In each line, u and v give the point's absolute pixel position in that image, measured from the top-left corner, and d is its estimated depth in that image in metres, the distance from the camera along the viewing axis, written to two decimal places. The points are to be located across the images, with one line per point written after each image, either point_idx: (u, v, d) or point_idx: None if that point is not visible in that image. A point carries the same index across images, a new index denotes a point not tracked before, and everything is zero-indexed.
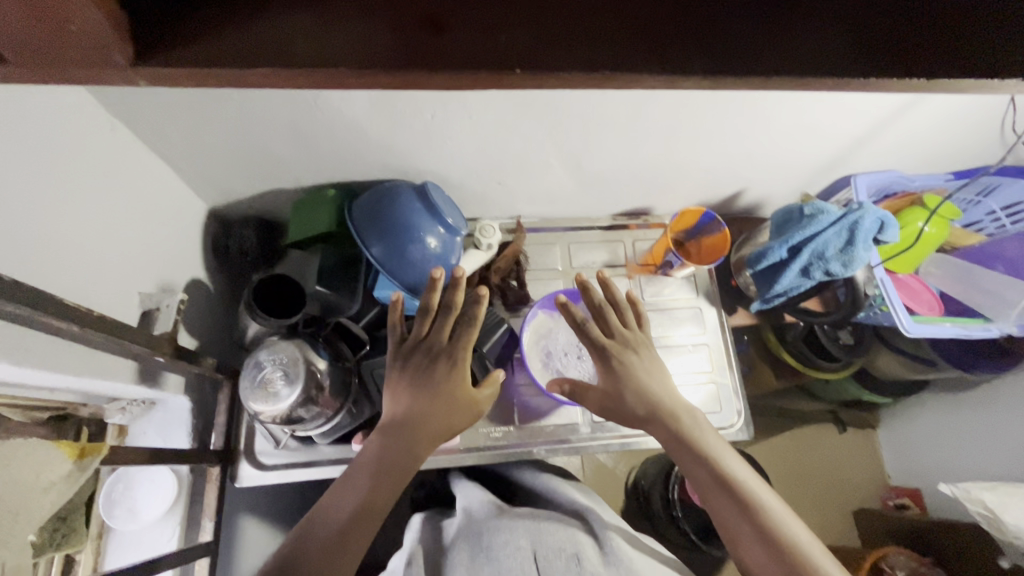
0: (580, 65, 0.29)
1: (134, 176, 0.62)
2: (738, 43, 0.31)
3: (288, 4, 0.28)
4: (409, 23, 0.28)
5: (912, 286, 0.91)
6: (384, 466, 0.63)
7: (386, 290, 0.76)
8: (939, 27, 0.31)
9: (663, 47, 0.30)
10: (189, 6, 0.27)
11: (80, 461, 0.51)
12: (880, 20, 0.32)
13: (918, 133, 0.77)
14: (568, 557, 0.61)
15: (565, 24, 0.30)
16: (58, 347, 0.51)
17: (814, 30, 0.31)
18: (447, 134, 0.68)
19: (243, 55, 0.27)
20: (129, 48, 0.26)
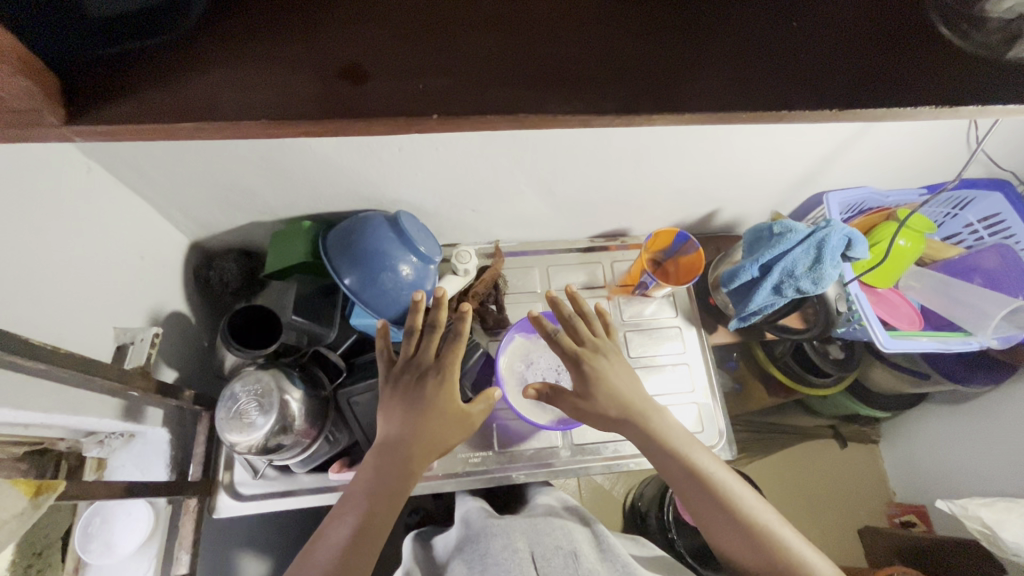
0: (495, 108, 0.31)
1: (112, 214, 0.64)
2: (642, 82, 0.33)
3: (213, 65, 0.31)
4: (330, 76, 0.31)
5: (890, 300, 0.91)
6: (379, 486, 0.63)
7: (362, 318, 0.77)
8: (828, 72, 0.34)
9: (574, 88, 0.32)
10: (124, 71, 0.31)
11: (34, 499, 0.47)
12: (771, 65, 0.34)
13: (885, 150, 0.78)
14: (566, 554, 0.60)
15: (481, 70, 0.32)
16: (29, 386, 0.52)
17: (713, 73, 0.34)
18: (417, 166, 0.70)
19: (174, 112, 0.30)
20: (62, 110, 0.29)
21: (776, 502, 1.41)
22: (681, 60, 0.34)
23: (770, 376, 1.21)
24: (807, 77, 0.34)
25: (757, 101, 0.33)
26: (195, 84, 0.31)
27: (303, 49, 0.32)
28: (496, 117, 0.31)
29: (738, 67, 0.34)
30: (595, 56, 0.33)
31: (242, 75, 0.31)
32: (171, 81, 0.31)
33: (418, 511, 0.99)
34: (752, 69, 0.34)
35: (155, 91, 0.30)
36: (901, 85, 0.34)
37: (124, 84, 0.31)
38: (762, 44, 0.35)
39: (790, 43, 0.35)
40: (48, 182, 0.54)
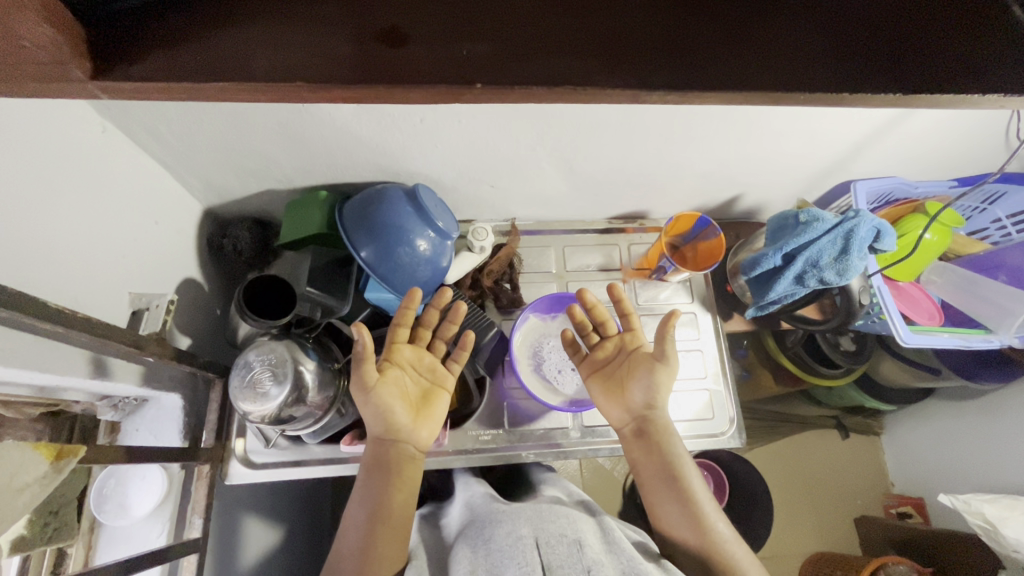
0: (542, 80, 0.30)
1: (126, 176, 0.63)
2: (694, 54, 0.31)
3: (243, 18, 0.29)
4: (369, 36, 0.29)
5: (911, 294, 0.90)
6: (376, 478, 0.65)
7: (377, 292, 0.76)
8: (896, 57, 0.32)
9: (622, 59, 0.31)
10: (152, 22, 0.29)
11: (56, 463, 0.46)
12: (837, 44, 0.32)
13: (919, 140, 0.76)
14: (570, 543, 0.59)
15: (526, 36, 0.30)
16: (45, 347, 0.52)
17: (772, 54, 0.32)
18: (438, 138, 0.68)
19: (206, 71, 0.29)
20: (88, 66, 0.28)
21: (775, 488, 1.42)
22: (740, 35, 0.32)
23: (779, 366, 1.21)
24: (872, 59, 0.32)
25: (807, 83, 0.31)
26: (224, 42, 0.29)
27: (339, 6, 0.30)
28: (541, 90, 0.30)
29: (795, 47, 0.32)
30: (645, 25, 0.32)
31: (272, 32, 0.29)
32: (199, 39, 0.29)
33: (425, 483, 1.00)
34: (814, 48, 0.32)
35: (182, 47, 0.29)
36: (971, 69, 0.32)
37: (147, 39, 0.29)
38: (826, 21, 0.33)
39: (855, 22, 0.33)
40: (61, 140, 0.52)
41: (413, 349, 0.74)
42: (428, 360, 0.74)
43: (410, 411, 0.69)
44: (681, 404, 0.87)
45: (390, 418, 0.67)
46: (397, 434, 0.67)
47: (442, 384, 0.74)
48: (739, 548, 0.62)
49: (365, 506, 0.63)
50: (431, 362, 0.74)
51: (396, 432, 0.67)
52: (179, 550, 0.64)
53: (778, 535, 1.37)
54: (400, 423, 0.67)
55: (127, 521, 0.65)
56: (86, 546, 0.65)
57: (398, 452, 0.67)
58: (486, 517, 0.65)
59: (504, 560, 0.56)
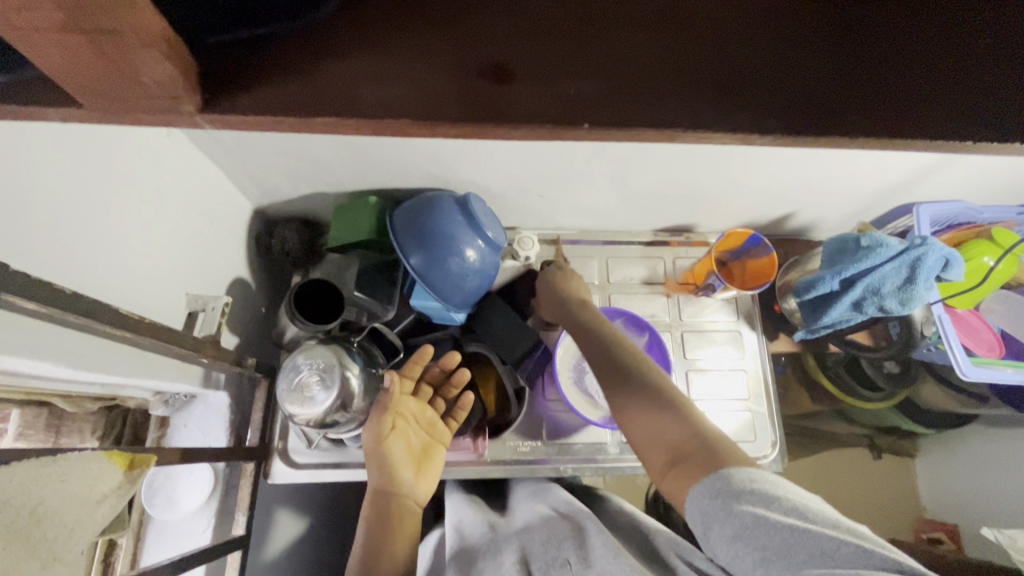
0: (637, 119, 0.31)
1: (186, 179, 0.63)
2: (777, 94, 0.33)
3: (349, 57, 0.32)
4: (473, 74, 0.31)
5: (971, 323, 0.86)
6: (376, 528, 0.63)
7: (422, 300, 0.76)
8: (996, 98, 0.32)
9: (709, 97, 0.32)
10: (258, 61, 0.32)
11: (128, 473, 0.46)
12: (927, 96, 0.33)
13: (994, 164, 0.72)
14: (563, 565, 0.56)
15: (622, 76, 0.32)
16: (109, 350, 0.52)
17: (861, 102, 0.32)
18: (492, 148, 0.67)
19: (314, 108, 0.31)
20: (199, 99, 0.31)
21: None
22: (824, 86, 0.33)
23: (818, 385, 1.18)
24: (972, 108, 0.32)
25: (893, 127, 0.32)
26: (335, 80, 0.32)
27: (445, 47, 0.32)
28: (637, 129, 0.30)
29: (885, 96, 0.33)
30: (731, 67, 0.33)
31: (379, 73, 0.32)
32: (305, 71, 0.32)
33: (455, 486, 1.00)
34: (903, 99, 0.33)
35: (296, 85, 0.31)
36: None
37: (252, 75, 0.32)
38: (917, 71, 0.34)
39: (950, 70, 0.33)
40: (131, 145, 0.53)
41: (417, 401, 0.75)
42: (429, 414, 0.76)
43: (410, 464, 0.69)
44: (721, 424, 0.85)
45: (395, 467, 0.67)
46: (398, 487, 0.66)
47: (441, 440, 0.75)
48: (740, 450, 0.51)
49: (365, 549, 0.61)
50: (432, 416, 0.75)
51: (398, 484, 0.66)
52: (223, 546, 0.65)
53: None
54: (401, 475, 0.67)
55: (176, 515, 0.66)
56: (135, 538, 0.67)
57: (399, 505, 0.65)
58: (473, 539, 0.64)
59: None
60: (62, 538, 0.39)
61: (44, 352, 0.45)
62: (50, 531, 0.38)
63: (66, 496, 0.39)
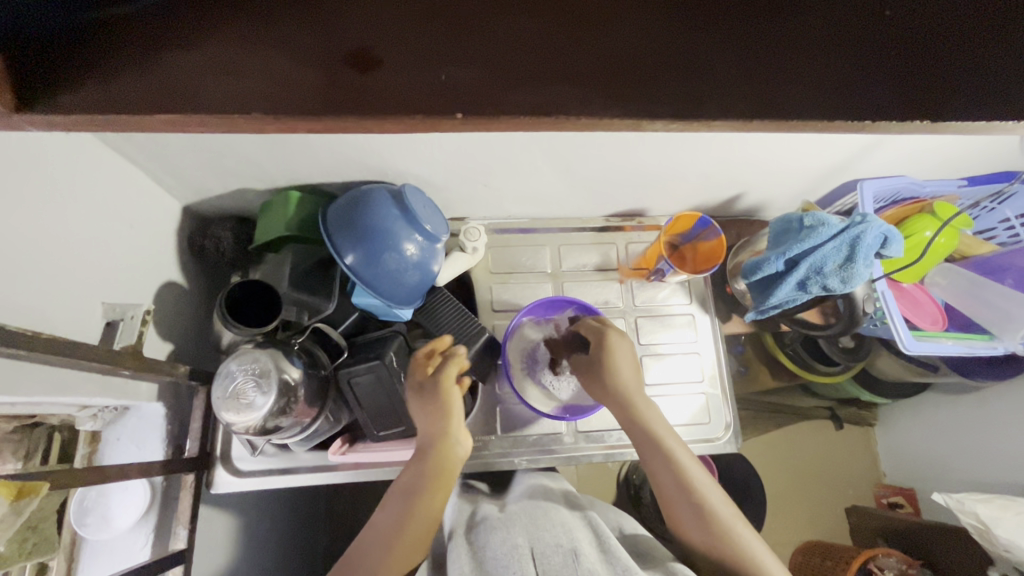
0: (511, 109, 0.32)
1: (97, 181, 0.60)
2: (645, 75, 0.34)
3: (199, 48, 0.32)
4: (344, 65, 0.32)
5: (915, 296, 0.87)
6: (420, 485, 0.65)
7: (364, 297, 0.73)
8: (840, 80, 0.35)
9: (578, 78, 0.33)
10: (91, 54, 0.32)
11: (14, 503, 0.45)
12: (800, 81, 0.35)
13: (930, 140, 0.73)
14: (566, 553, 0.56)
15: (494, 68, 0.33)
16: (13, 368, 0.49)
17: (728, 83, 0.34)
18: (425, 137, 0.65)
19: (166, 102, 0.31)
20: (15, 95, 0.30)
21: (767, 480, 1.43)
22: (700, 74, 0.34)
23: (776, 362, 1.19)
24: (836, 94, 0.35)
25: (755, 108, 0.34)
26: (188, 75, 0.32)
27: (308, 35, 0.33)
28: (509, 120, 0.32)
29: (756, 84, 0.35)
30: (602, 51, 0.34)
31: (231, 69, 0.32)
32: (151, 61, 0.32)
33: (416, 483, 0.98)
34: (764, 82, 0.35)
35: (147, 81, 0.32)
36: (926, 104, 0.35)
37: (89, 68, 0.32)
38: (788, 58, 0.36)
39: (815, 61, 0.36)
40: (26, 148, 0.50)
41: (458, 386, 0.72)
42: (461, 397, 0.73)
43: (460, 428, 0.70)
44: (676, 408, 0.86)
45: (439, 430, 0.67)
46: (451, 448, 0.67)
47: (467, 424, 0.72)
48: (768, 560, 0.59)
49: (396, 514, 0.64)
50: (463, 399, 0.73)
51: (443, 442, 0.67)
52: (163, 561, 0.63)
53: (769, 526, 1.38)
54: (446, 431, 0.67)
55: (110, 534, 0.64)
56: (68, 558, 0.63)
57: (440, 463, 0.66)
58: (485, 522, 0.65)
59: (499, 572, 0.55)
60: None
61: None
62: None
63: None
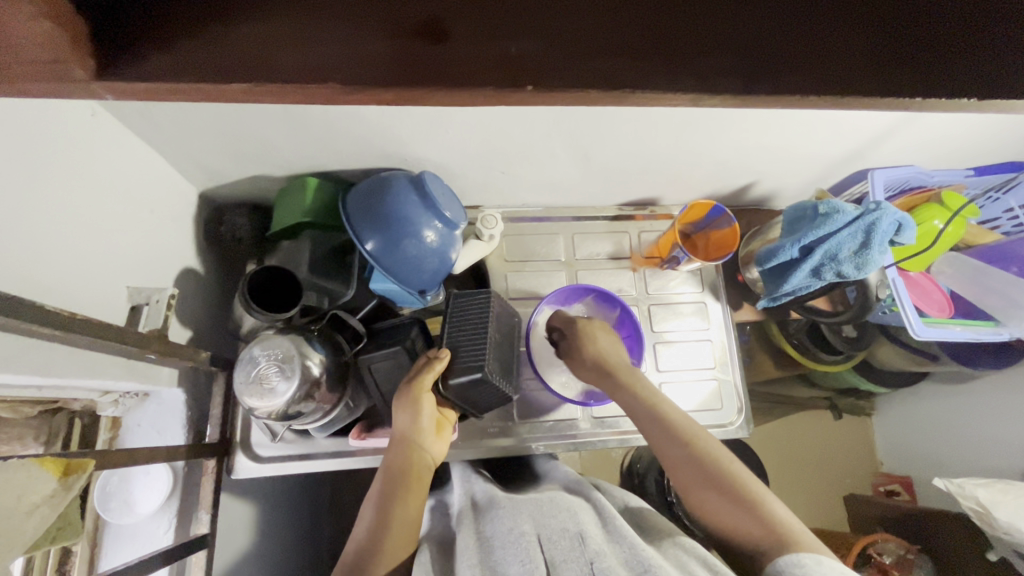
0: (571, 81, 0.33)
1: (119, 165, 0.59)
2: (705, 43, 0.34)
3: (259, 16, 0.32)
4: (414, 33, 0.32)
5: (922, 284, 0.89)
6: (394, 484, 0.64)
7: (383, 283, 0.74)
8: (898, 45, 0.35)
9: (638, 48, 0.34)
10: (151, 22, 0.31)
11: (64, 480, 0.43)
12: (858, 49, 0.34)
13: (942, 127, 0.74)
14: (572, 537, 0.54)
15: (554, 39, 0.33)
16: (45, 351, 0.49)
17: (784, 51, 0.34)
18: (448, 121, 0.65)
19: (233, 72, 0.32)
20: (93, 64, 0.30)
21: (769, 468, 1.45)
22: (757, 44, 0.34)
23: (780, 352, 1.21)
24: (890, 69, 0.34)
25: (811, 78, 0.34)
26: (255, 38, 0.32)
27: (374, 6, 0.33)
28: (574, 94, 0.33)
29: (813, 50, 0.34)
30: (661, 18, 0.34)
31: (303, 34, 0.32)
32: (214, 30, 0.32)
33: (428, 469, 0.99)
34: (825, 47, 0.34)
35: (223, 48, 0.32)
36: (987, 77, 0.33)
37: (153, 37, 0.31)
38: (843, 26, 0.34)
39: (875, 31, 0.34)
40: (48, 127, 0.49)
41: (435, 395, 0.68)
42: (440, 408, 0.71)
43: (433, 424, 0.68)
44: (689, 394, 0.87)
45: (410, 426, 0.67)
46: (417, 448, 0.67)
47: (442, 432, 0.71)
48: (808, 531, 0.55)
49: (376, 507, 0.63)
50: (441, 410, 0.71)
51: (415, 439, 0.67)
52: (186, 544, 0.64)
53: None
54: (418, 430, 0.67)
55: (133, 519, 0.64)
56: (91, 543, 0.64)
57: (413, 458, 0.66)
58: (491, 509, 0.62)
59: (507, 558, 0.52)
60: None
61: None
62: None
63: None
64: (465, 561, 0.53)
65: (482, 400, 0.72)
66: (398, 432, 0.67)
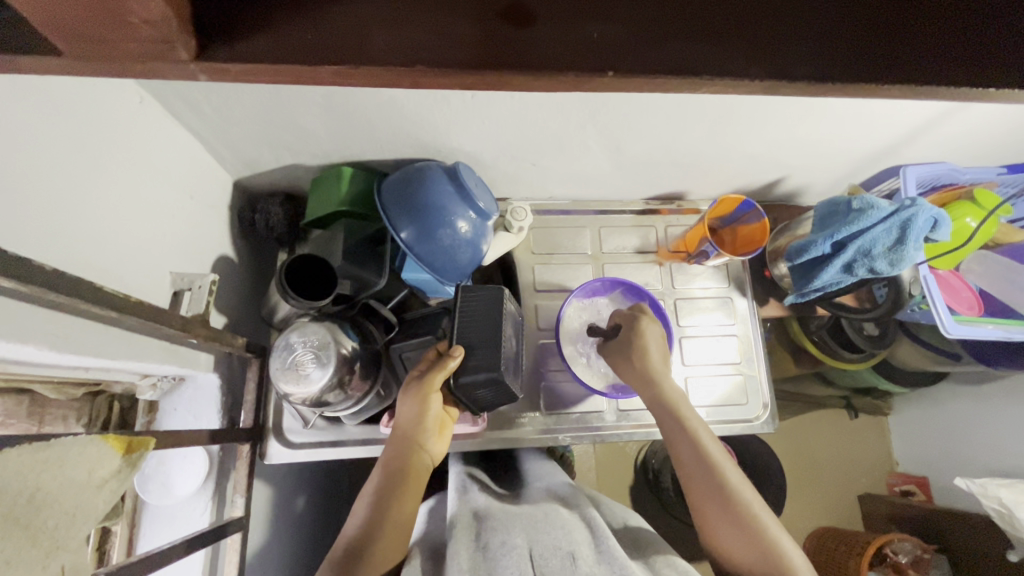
0: (648, 69, 0.33)
1: (162, 151, 0.60)
2: (778, 33, 0.34)
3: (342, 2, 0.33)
4: (496, 21, 0.33)
5: (951, 283, 0.88)
6: (394, 480, 0.64)
7: (415, 273, 0.74)
8: (974, 34, 0.34)
9: (713, 36, 0.34)
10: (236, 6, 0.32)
11: (127, 457, 0.43)
12: (928, 40, 0.34)
13: (978, 124, 0.74)
14: (564, 556, 0.53)
15: (628, 27, 0.34)
16: (95, 332, 0.50)
17: (854, 36, 0.34)
18: (485, 113, 0.65)
19: (317, 56, 0.32)
20: (192, 44, 0.30)
21: (785, 466, 1.45)
22: (829, 34, 0.34)
23: (801, 349, 1.21)
24: (970, 59, 0.34)
25: (885, 70, 0.34)
26: (341, 22, 0.33)
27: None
28: (651, 80, 0.33)
29: (885, 39, 0.34)
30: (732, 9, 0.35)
31: (390, 17, 0.33)
32: (298, 13, 0.32)
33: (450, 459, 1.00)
34: (895, 38, 0.34)
35: (304, 30, 0.32)
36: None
37: (237, 21, 0.32)
38: (917, 15, 0.35)
39: (950, 24, 0.34)
40: (96, 112, 0.50)
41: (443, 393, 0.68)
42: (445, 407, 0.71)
43: (436, 424, 0.69)
44: (714, 389, 0.87)
45: (415, 422, 0.67)
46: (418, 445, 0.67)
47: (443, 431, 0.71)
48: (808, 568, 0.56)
49: (372, 501, 0.63)
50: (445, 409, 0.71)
51: (419, 436, 0.67)
52: (222, 526, 0.65)
53: (787, 510, 1.41)
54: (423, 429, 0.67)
55: (171, 500, 0.65)
56: (130, 524, 0.65)
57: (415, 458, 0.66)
58: (484, 520, 0.61)
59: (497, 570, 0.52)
60: (61, 528, 0.36)
61: (26, 334, 0.43)
62: (51, 519, 0.36)
63: (62, 485, 0.37)
64: (455, 566, 0.53)
65: (480, 398, 0.70)
66: (399, 428, 0.67)
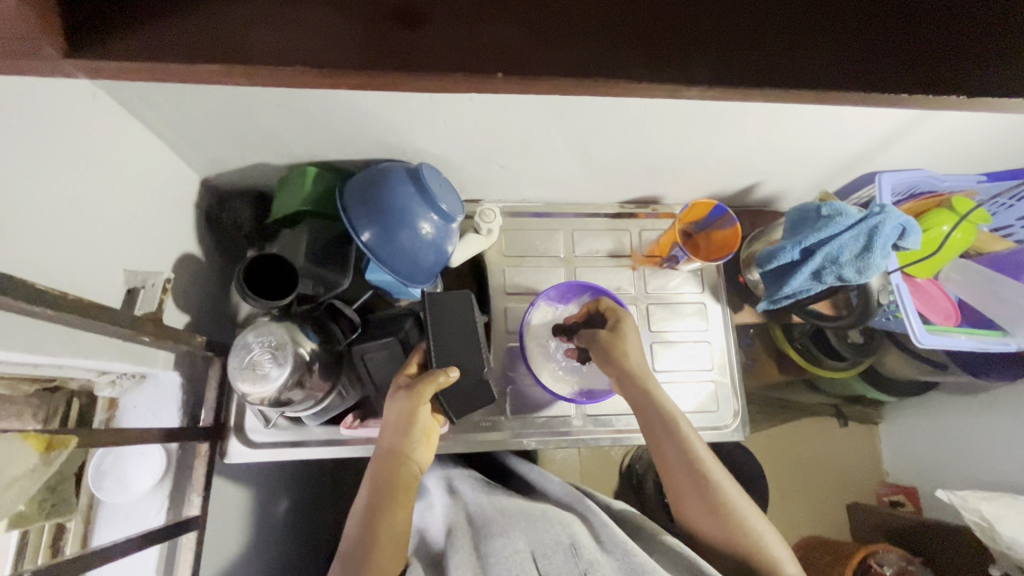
0: (538, 71, 0.33)
1: (120, 149, 0.60)
2: (673, 37, 0.35)
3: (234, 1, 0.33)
4: (385, 21, 0.33)
5: (929, 291, 0.87)
6: (383, 494, 0.64)
7: (380, 274, 0.74)
8: (863, 46, 0.35)
9: (607, 42, 0.34)
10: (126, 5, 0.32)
11: (46, 455, 0.45)
12: (823, 48, 0.35)
13: (953, 131, 0.73)
14: (566, 549, 0.60)
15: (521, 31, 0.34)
16: (39, 329, 0.50)
17: (748, 47, 0.35)
18: (447, 115, 0.65)
19: (206, 52, 0.32)
20: (63, 43, 0.31)
21: (771, 474, 1.43)
22: (724, 41, 0.35)
23: (784, 356, 1.19)
24: (859, 70, 0.34)
25: (777, 79, 0.34)
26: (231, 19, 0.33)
27: None
28: (544, 84, 0.34)
29: (779, 49, 0.35)
30: (626, 13, 0.35)
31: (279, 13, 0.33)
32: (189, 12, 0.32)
33: None
34: (791, 48, 0.35)
35: (195, 29, 0.32)
36: (959, 78, 0.35)
37: (129, 20, 0.32)
38: (826, 22, 0.35)
39: (848, 35, 0.35)
40: (44, 111, 0.50)
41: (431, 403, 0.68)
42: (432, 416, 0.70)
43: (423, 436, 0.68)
44: (686, 395, 0.86)
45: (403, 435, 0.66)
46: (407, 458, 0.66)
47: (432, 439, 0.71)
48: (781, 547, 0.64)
49: (365, 517, 0.63)
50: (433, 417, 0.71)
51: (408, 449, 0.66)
52: (177, 525, 0.64)
53: (771, 518, 1.39)
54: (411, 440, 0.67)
55: (126, 498, 0.65)
56: (84, 521, 0.65)
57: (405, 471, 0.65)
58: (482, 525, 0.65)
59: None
60: None
61: None
62: None
63: None
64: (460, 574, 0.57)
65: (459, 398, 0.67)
66: (388, 440, 0.67)
